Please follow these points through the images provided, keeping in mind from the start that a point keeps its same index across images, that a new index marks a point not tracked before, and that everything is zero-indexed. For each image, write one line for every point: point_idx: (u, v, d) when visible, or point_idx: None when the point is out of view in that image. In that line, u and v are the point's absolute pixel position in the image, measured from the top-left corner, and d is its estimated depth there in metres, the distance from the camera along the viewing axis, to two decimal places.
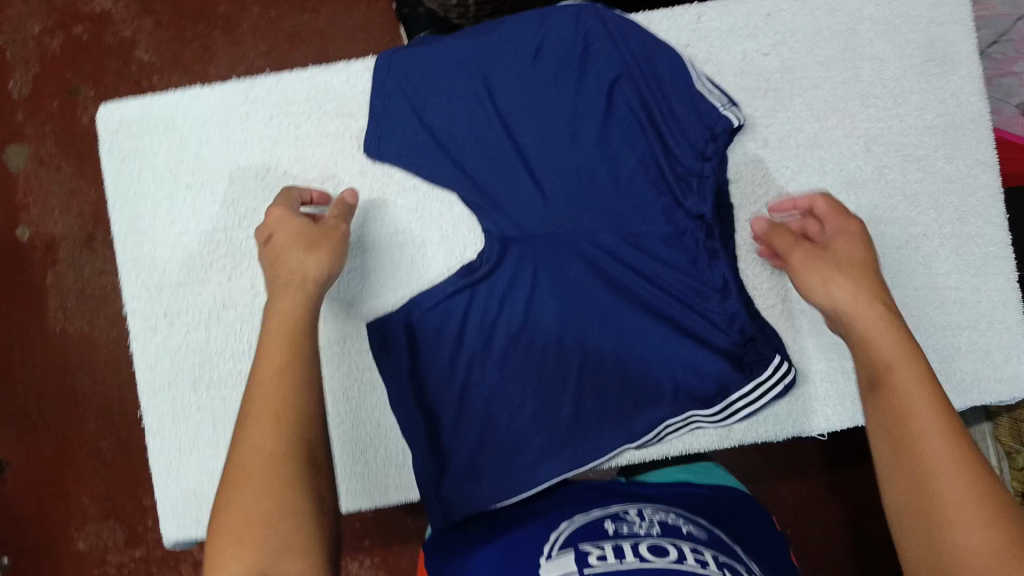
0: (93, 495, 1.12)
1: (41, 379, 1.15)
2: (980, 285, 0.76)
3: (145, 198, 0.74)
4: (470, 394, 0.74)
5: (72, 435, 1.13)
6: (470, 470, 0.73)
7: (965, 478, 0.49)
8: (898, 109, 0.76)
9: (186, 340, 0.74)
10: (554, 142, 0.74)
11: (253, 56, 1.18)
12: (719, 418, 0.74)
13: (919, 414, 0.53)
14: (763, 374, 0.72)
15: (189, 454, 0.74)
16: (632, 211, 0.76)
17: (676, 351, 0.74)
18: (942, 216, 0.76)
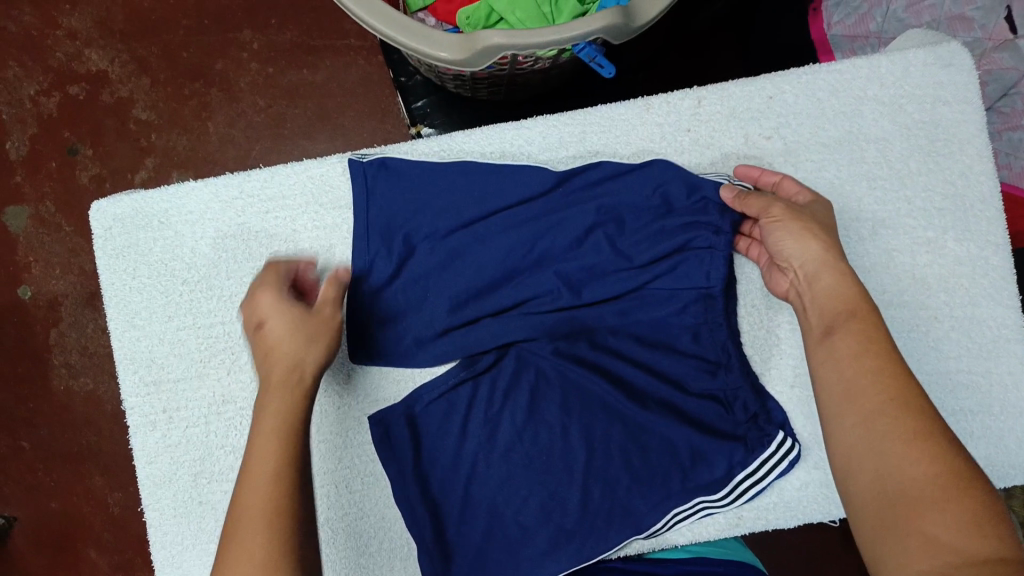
0: (102, 552, 1.09)
1: (47, 438, 1.11)
2: (992, 368, 0.74)
3: (143, 294, 0.73)
4: (477, 486, 0.73)
5: (79, 492, 1.10)
6: (477, 563, 0.72)
7: (944, 489, 0.50)
8: (905, 191, 0.74)
9: (186, 435, 0.73)
10: (555, 229, 0.73)
11: (253, 113, 1.12)
12: (727, 501, 0.73)
13: (891, 430, 0.53)
14: (766, 453, 0.70)
15: (191, 551, 0.72)
16: (634, 298, 0.75)
17: (683, 443, 0.72)
18: (953, 298, 0.74)
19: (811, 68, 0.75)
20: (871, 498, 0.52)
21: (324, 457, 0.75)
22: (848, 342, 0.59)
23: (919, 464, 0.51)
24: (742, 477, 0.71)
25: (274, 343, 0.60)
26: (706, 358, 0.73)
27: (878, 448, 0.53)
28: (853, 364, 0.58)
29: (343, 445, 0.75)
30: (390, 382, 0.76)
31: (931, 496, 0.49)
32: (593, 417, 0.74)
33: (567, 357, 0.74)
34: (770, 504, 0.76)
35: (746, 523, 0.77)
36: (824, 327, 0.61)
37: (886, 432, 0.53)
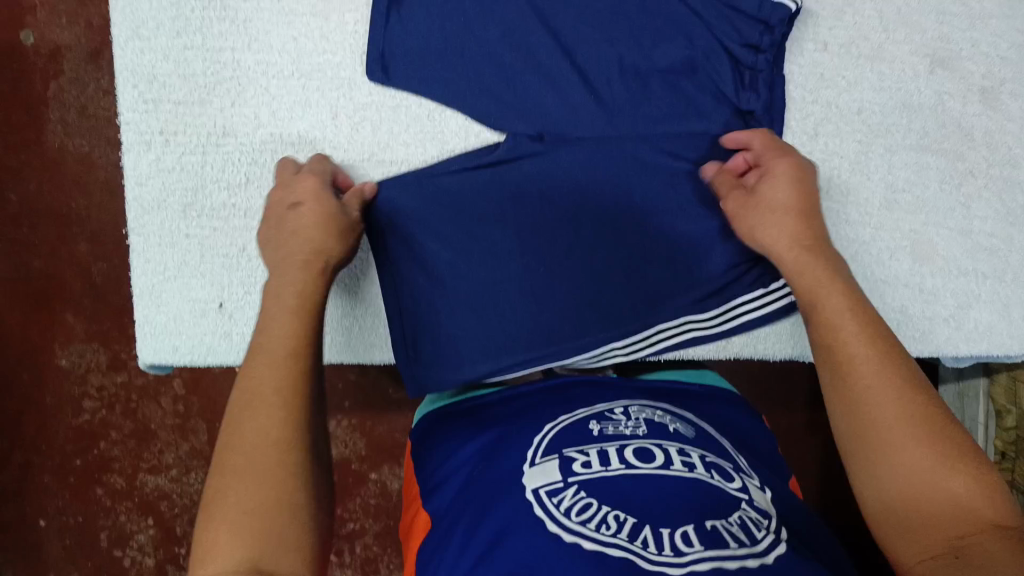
0: (79, 316, 1.08)
1: (35, 194, 1.08)
2: (1015, 235, 0.71)
3: (153, 3, 0.68)
4: (468, 281, 0.70)
5: (62, 255, 1.08)
6: (455, 358, 0.69)
7: (942, 467, 0.48)
8: (972, 32, 0.71)
9: (181, 164, 0.70)
10: (594, 17, 0.69)
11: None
12: (719, 323, 0.71)
13: (893, 418, 0.51)
14: (774, 285, 0.70)
15: (174, 281, 0.71)
16: (674, 105, 0.70)
17: (680, 263, 0.70)
18: (993, 155, 0.71)
19: None
20: (879, 491, 0.50)
21: None
22: (825, 292, 0.57)
23: (924, 450, 0.49)
24: (742, 305, 0.70)
25: (311, 224, 0.61)
26: None
27: (867, 418, 0.51)
28: (784, 257, 0.61)
29: None
30: (396, 142, 0.72)
31: (938, 481, 0.48)
32: (600, 218, 0.71)
33: (589, 155, 0.71)
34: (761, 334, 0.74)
35: (734, 349, 0.75)
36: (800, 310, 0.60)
37: (873, 416, 0.51)
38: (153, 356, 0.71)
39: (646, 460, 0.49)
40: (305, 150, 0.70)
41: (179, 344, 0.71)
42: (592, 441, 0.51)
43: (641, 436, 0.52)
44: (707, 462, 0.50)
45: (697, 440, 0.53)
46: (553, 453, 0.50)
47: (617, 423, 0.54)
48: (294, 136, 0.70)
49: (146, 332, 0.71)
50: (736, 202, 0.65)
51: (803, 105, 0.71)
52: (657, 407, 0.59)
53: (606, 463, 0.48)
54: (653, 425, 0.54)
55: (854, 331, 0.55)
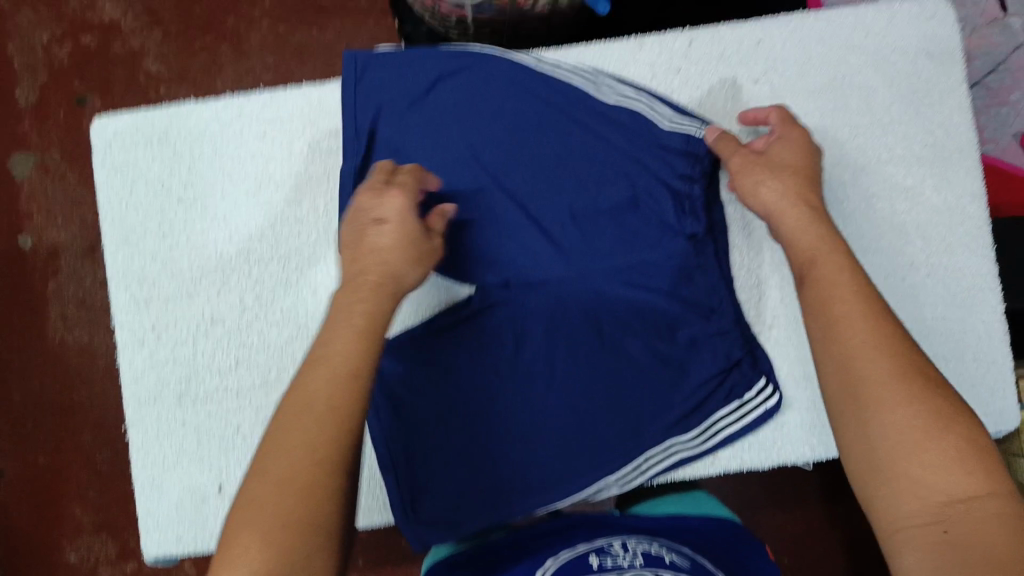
0: (84, 508, 1.09)
1: (40, 390, 1.12)
2: (966, 316, 0.76)
3: (138, 211, 0.74)
4: (460, 431, 0.72)
5: (66, 447, 1.11)
6: (459, 505, 0.71)
7: (925, 432, 0.53)
8: (887, 139, 0.76)
9: (174, 355, 0.74)
10: (541, 173, 0.75)
11: (260, 70, 1.18)
12: (701, 439, 0.74)
13: (886, 384, 0.55)
14: (747, 396, 0.74)
15: (173, 470, 0.73)
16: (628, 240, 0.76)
17: (655, 387, 0.74)
18: (930, 246, 0.76)
19: (800, 16, 0.77)
20: (866, 449, 0.54)
21: None
22: (833, 279, 0.61)
23: (909, 415, 0.53)
24: (720, 421, 0.74)
25: (393, 244, 0.62)
26: (697, 306, 0.75)
27: (859, 379, 0.56)
28: (783, 211, 0.66)
29: None
30: None
31: (922, 444, 0.53)
32: (574, 354, 0.75)
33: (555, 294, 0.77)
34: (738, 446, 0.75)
35: (721, 463, 0.76)
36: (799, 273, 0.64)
37: (869, 380, 0.55)
38: (155, 549, 0.72)
39: None
40: (290, 326, 0.74)
41: (181, 534, 0.72)
42: None
43: (638, 569, 0.54)
44: None
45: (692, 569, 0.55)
46: None
47: (615, 557, 0.56)
48: (279, 315, 0.74)
49: (150, 524, 0.72)
50: (742, 158, 0.69)
51: (740, 223, 0.78)
52: (653, 538, 0.61)
53: None
54: (650, 557, 0.56)
55: (857, 315, 0.58)
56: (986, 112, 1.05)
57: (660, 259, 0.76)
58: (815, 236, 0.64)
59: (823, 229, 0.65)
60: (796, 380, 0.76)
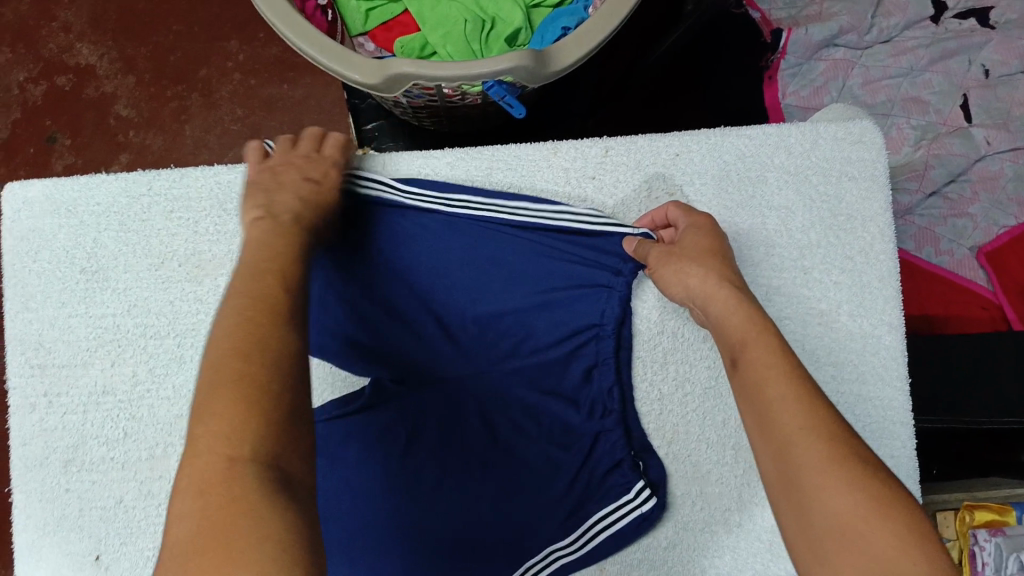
0: None
1: None
2: (873, 448, 0.73)
3: (41, 278, 0.74)
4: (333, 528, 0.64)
5: None
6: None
7: (871, 519, 0.48)
8: (803, 260, 0.75)
9: (63, 421, 0.73)
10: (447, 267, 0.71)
11: (228, 122, 1.18)
12: (581, 547, 0.70)
13: (823, 462, 0.51)
14: (623, 498, 0.71)
15: (48, 538, 0.72)
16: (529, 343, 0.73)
17: (542, 494, 0.71)
18: (841, 373, 0.74)
19: (722, 131, 0.77)
20: (812, 531, 0.50)
21: None
22: (766, 369, 0.57)
23: (853, 494, 0.49)
24: (598, 525, 0.71)
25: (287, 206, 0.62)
26: (591, 408, 0.73)
27: (796, 460, 0.52)
28: (712, 297, 0.64)
29: None
30: None
31: (865, 525, 0.48)
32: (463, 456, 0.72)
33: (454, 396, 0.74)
34: (618, 567, 0.72)
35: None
36: (730, 359, 0.60)
37: (808, 471, 0.51)
38: None
39: None
40: (182, 403, 0.74)
41: None
42: None
43: None
44: None
45: None
46: None
47: None
48: (170, 390, 0.74)
49: None
50: (658, 252, 0.68)
51: (651, 336, 0.75)
52: None
53: None
54: None
55: (791, 403, 0.54)
56: (942, 224, 0.93)
57: (567, 367, 0.74)
58: (744, 322, 0.62)
59: (751, 311, 0.62)
60: (693, 497, 0.73)
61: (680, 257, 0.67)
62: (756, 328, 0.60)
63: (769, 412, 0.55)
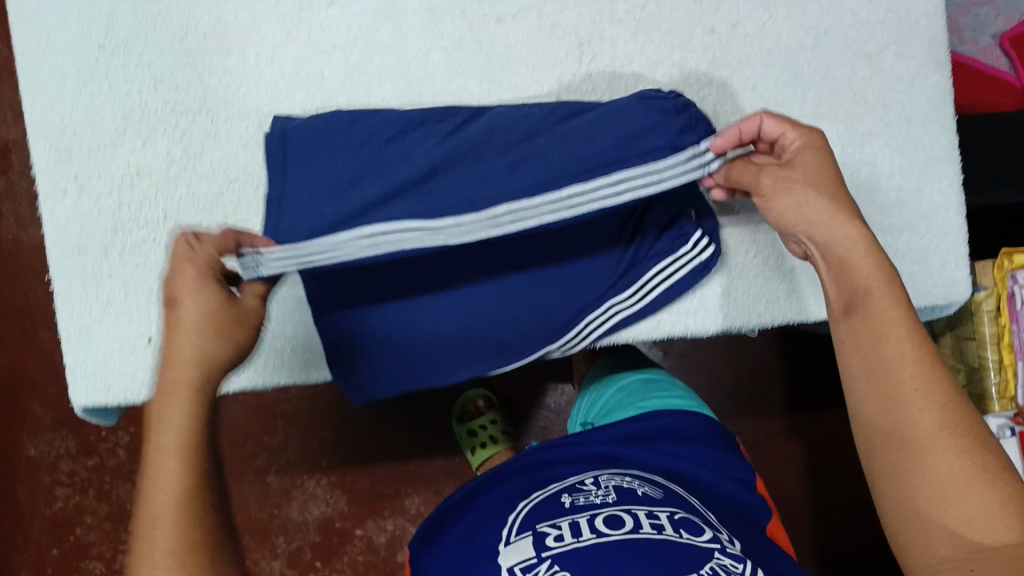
0: None
1: None
2: (923, 186, 0.73)
3: (56, 58, 0.71)
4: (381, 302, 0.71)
5: None
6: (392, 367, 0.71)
7: (971, 486, 0.49)
8: (849, 4, 0.73)
9: (99, 206, 0.72)
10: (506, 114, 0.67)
11: None
12: (638, 299, 0.72)
13: (933, 427, 0.50)
14: (682, 251, 0.71)
15: (99, 322, 0.72)
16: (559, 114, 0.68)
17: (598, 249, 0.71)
18: (889, 115, 0.73)
19: None
20: (908, 489, 0.50)
21: (241, 238, 0.73)
22: (880, 302, 0.54)
23: (961, 460, 0.49)
24: (651, 278, 0.71)
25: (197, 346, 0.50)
26: None
27: (905, 413, 0.51)
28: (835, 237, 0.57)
29: (259, 227, 0.73)
30: None
31: (967, 493, 0.48)
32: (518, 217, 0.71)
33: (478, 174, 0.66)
34: (678, 310, 0.74)
35: (665, 326, 0.74)
36: (844, 305, 0.56)
37: (913, 429, 0.51)
38: (85, 397, 0.72)
39: (618, 525, 0.63)
40: (220, 181, 0.72)
41: (112, 384, 0.72)
42: (562, 515, 0.66)
43: (611, 503, 0.67)
44: (672, 519, 0.65)
45: (662, 499, 0.69)
46: (528, 530, 0.65)
47: (588, 493, 0.69)
48: (207, 168, 0.72)
49: (78, 373, 0.72)
50: (770, 177, 0.61)
51: (699, 87, 0.73)
52: (625, 473, 0.75)
53: (578, 534, 0.63)
54: (621, 490, 0.69)
55: (908, 382, 0.52)
56: (964, 13, 0.99)
57: None
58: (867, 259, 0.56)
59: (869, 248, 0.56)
60: (742, 243, 0.74)
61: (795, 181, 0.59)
62: (883, 273, 0.55)
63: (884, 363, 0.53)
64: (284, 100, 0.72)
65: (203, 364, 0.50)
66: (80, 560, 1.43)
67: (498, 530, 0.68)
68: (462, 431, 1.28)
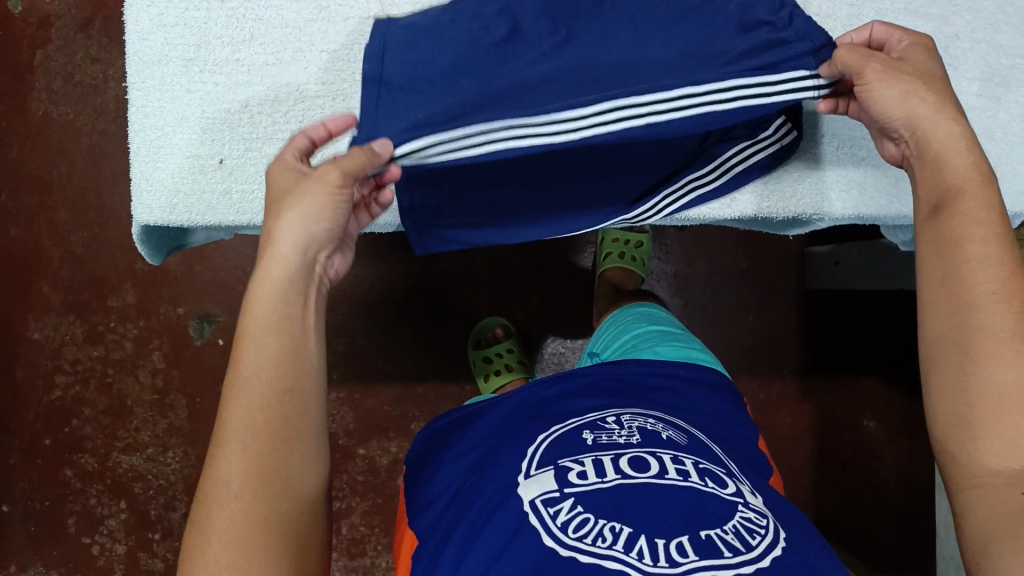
0: None
1: None
2: (1003, 94, 0.73)
3: None
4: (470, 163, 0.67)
5: None
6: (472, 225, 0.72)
7: (1022, 402, 0.49)
8: None
9: (185, 18, 0.69)
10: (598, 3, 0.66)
11: None
12: (717, 177, 0.72)
13: (1007, 335, 0.50)
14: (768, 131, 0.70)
15: (171, 138, 0.70)
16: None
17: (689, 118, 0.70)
18: (980, 18, 0.73)
19: None
20: (959, 398, 0.51)
21: (327, 68, 0.71)
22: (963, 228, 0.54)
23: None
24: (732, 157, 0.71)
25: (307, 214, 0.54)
26: None
27: (977, 324, 0.51)
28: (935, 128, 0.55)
29: (345, 59, 0.71)
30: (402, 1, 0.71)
31: (1022, 404, 0.49)
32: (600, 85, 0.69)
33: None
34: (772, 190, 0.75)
35: (737, 206, 0.74)
36: (932, 204, 0.56)
37: (982, 334, 0.51)
38: (147, 215, 0.70)
39: (643, 468, 0.60)
40: (311, 7, 0.70)
41: (176, 204, 0.70)
42: (585, 453, 0.63)
43: (636, 445, 0.64)
44: (698, 468, 0.62)
45: (685, 445, 0.66)
46: (548, 466, 0.63)
47: (611, 433, 0.67)
48: None
49: (143, 189, 0.69)
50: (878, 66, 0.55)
51: None
52: (649, 415, 0.72)
53: (602, 473, 0.60)
54: (645, 434, 0.67)
55: (991, 298, 0.52)
56: None
57: None
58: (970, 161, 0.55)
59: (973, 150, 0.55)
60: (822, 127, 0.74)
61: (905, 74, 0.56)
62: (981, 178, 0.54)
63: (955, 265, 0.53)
64: None
65: (259, 441, 0.50)
66: (77, 451, 1.38)
67: (517, 460, 0.65)
68: (474, 360, 1.25)
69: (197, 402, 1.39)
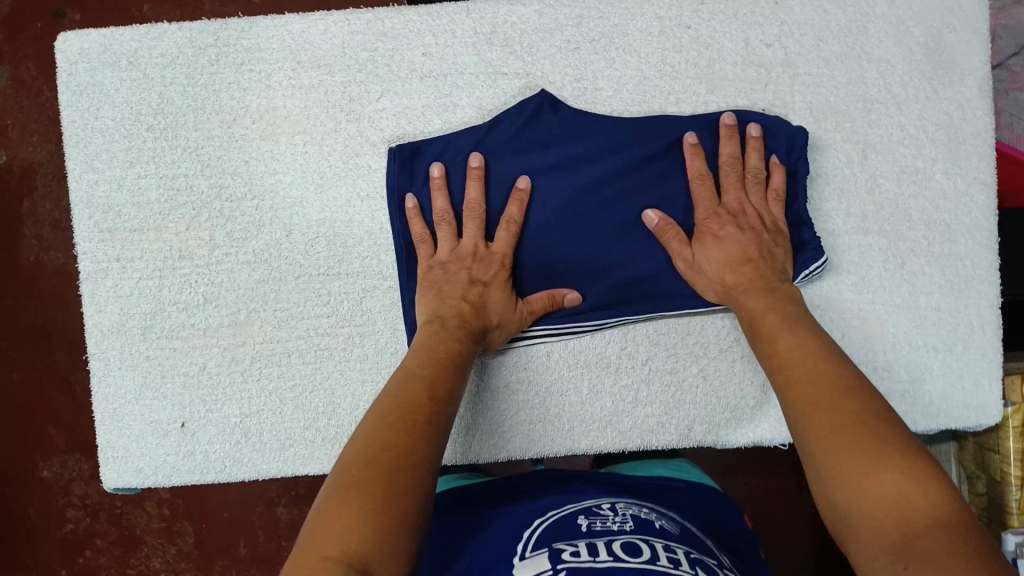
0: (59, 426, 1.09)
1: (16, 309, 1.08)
2: (960, 307, 0.73)
3: (105, 136, 0.70)
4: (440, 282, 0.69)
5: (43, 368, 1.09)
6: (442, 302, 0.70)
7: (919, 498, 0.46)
8: (900, 117, 0.73)
9: (138, 289, 0.71)
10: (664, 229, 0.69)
11: None
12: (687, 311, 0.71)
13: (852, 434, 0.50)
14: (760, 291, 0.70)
15: (133, 405, 0.72)
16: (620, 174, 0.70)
17: None
18: (932, 233, 0.73)
19: None
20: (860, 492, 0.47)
21: (279, 326, 0.71)
22: (795, 355, 0.58)
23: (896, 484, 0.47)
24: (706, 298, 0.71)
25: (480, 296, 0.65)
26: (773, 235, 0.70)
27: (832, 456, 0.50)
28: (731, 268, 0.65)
29: (299, 316, 0.71)
30: (352, 254, 0.71)
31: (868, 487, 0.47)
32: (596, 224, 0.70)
33: (546, 224, 0.70)
34: (702, 403, 0.73)
35: (697, 435, 0.73)
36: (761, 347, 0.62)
37: (868, 447, 0.49)
38: (116, 479, 0.72)
39: (634, 555, 0.47)
40: (262, 268, 0.71)
41: (143, 468, 0.72)
42: (581, 535, 0.51)
43: (628, 531, 0.51)
44: (693, 558, 0.49)
45: (682, 535, 0.53)
46: (543, 547, 0.50)
47: (605, 517, 0.54)
48: (250, 255, 0.71)
49: (110, 455, 0.72)
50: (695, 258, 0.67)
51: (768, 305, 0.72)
52: (643, 504, 0.58)
53: (595, 554, 0.47)
54: (640, 520, 0.53)
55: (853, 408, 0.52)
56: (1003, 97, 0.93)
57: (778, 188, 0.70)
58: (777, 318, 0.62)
59: (792, 306, 0.63)
60: None
61: (737, 250, 0.65)
62: (801, 327, 0.60)
63: (791, 370, 0.57)
64: (328, 191, 0.71)
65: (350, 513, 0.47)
66: None
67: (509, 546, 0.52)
68: None
69: (204, 528, 1.08)
